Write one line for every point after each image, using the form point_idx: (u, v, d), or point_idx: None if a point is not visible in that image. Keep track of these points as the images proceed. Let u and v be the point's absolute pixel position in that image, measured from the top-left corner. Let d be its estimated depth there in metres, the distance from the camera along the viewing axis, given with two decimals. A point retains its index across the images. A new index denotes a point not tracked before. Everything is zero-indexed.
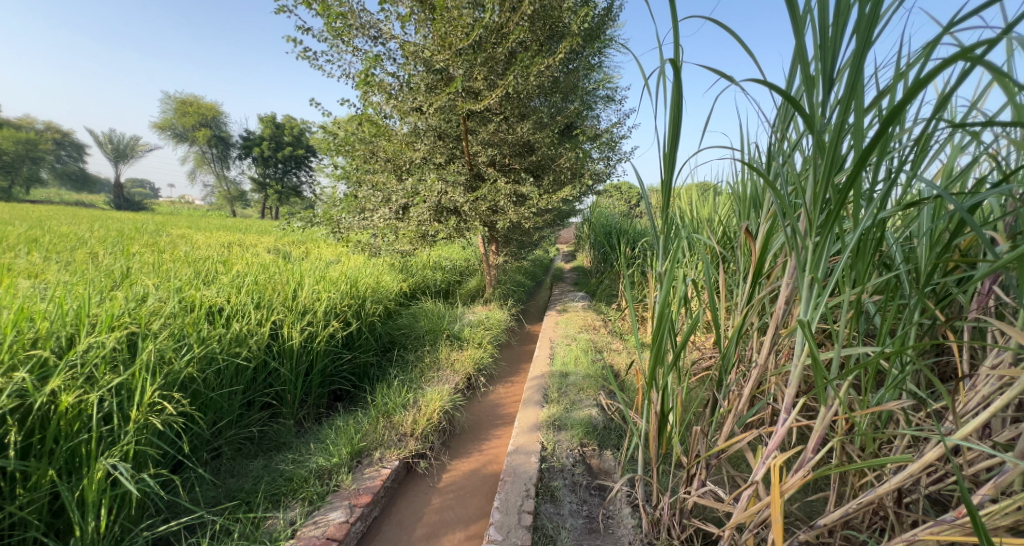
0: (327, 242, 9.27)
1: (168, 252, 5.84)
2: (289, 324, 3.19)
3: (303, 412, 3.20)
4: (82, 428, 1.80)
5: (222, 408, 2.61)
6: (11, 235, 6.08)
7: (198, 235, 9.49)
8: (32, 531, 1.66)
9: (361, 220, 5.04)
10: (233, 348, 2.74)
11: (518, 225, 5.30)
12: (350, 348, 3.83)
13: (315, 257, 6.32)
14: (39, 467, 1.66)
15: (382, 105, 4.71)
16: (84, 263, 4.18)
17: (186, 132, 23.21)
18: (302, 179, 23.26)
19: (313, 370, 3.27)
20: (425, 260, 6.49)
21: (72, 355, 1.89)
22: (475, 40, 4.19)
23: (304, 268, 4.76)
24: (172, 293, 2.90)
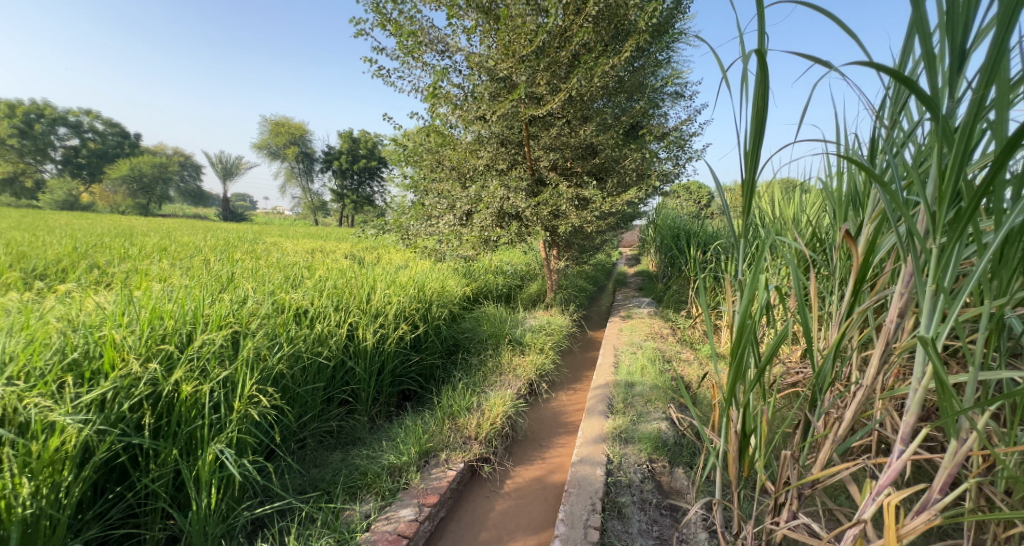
0: (396, 248, 9.69)
1: (261, 258, 6.39)
2: (363, 325, 3.32)
3: (376, 410, 3.32)
4: (198, 414, 1.97)
5: (304, 404, 2.76)
6: (144, 244, 7.04)
7: (290, 242, 10.41)
8: (160, 501, 1.83)
9: (427, 227, 5.24)
10: (315, 347, 2.90)
11: (580, 229, 5.20)
12: (416, 350, 3.93)
13: (386, 263, 6.63)
14: (164, 447, 1.83)
15: (449, 115, 4.84)
16: (195, 268, 4.66)
17: (273, 149, 25.31)
18: (372, 189, 24.44)
19: (384, 371, 3.38)
20: (488, 265, 6.59)
21: (191, 350, 2.08)
22: (538, 46, 4.19)
23: (376, 273, 4.99)
24: (266, 296, 3.14)
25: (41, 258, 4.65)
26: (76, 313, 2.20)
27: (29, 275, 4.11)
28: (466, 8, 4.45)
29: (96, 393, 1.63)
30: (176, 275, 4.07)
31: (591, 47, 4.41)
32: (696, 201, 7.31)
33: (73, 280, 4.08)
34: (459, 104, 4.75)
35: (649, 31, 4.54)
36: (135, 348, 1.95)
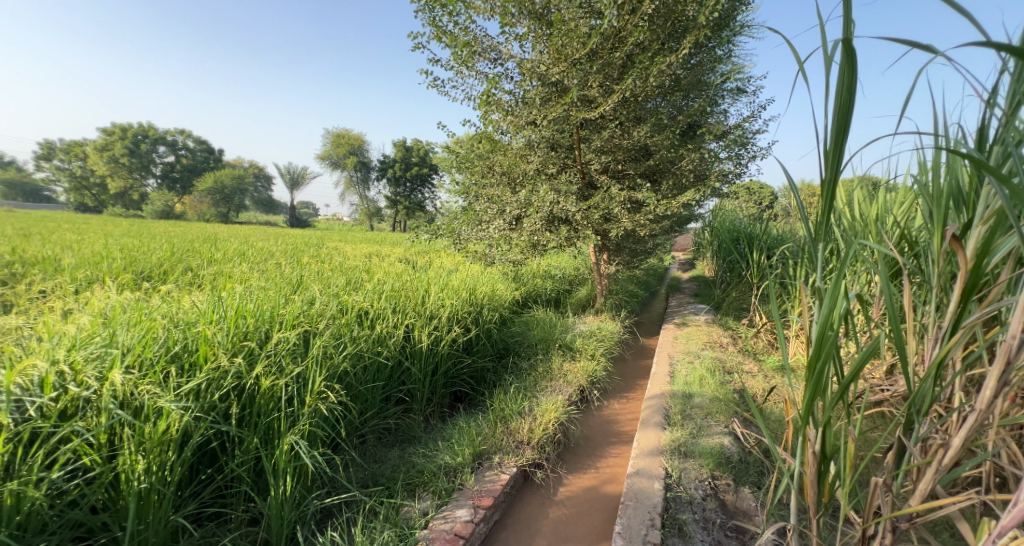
0: (449, 252, 9.91)
1: (326, 262, 6.77)
2: (419, 327, 3.39)
3: (430, 410, 3.37)
4: (274, 407, 2.13)
5: (365, 401, 2.83)
6: (224, 249, 7.66)
7: (350, 247, 10.94)
8: (243, 485, 2.02)
9: (478, 231, 5.31)
10: (376, 347, 3.00)
11: (632, 233, 5.07)
12: (469, 352, 3.96)
13: (439, 266, 6.79)
14: (247, 436, 2.01)
15: (501, 121, 4.88)
16: (269, 272, 5.02)
17: (333, 158, 26.55)
18: (423, 196, 25.08)
19: (438, 372, 3.43)
20: (536, 270, 6.58)
21: (269, 347, 2.28)
22: (591, 49, 4.16)
23: (429, 276, 5.13)
24: (331, 298, 3.29)
25: (144, 262, 5.20)
26: (176, 311, 2.43)
27: (131, 277, 4.59)
28: (518, 16, 4.46)
29: (195, 384, 1.85)
30: (253, 277, 4.39)
31: (645, 47, 4.28)
32: (758, 202, 6.92)
33: (166, 283, 4.51)
34: (511, 110, 4.78)
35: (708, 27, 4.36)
36: (225, 342, 2.17)
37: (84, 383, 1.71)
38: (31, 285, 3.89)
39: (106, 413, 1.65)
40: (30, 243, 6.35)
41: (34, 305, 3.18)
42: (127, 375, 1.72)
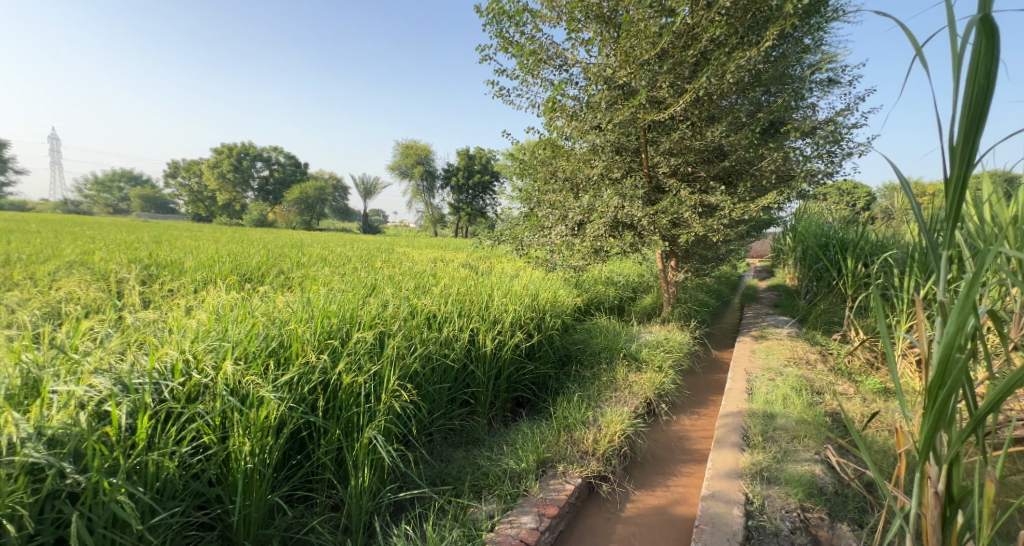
0: (511, 258, 10.00)
1: (396, 266, 7.09)
2: (483, 331, 3.42)
3: (493, 414, 3.36)
4: (354, 402, 2.34)
5: (433, 401, 2.89)
6: (308, 254, 8.31)
7: (419, 252, 11.42)
8: (326, 474, 2.21)
9: (540, 237, 5.29)
10: (443, 349, 3.08)
11: (704, 239, 4.80)
12: (531, 358, 3.93)
13: (502, 272, 6.87)
14: (332, 427, 2.22)
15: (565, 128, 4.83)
16: (347, 275, 5.36)
17: (401, 167, 27.70)
18: (485, 202, 25.51)
19: (501, 377, 3.42)
20: (599, 276, 6.47)
21: (349, 345, 2.54)
22: (662, 49, 4.01)
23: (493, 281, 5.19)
24: (403, 301, 3.40)
25: (246, 267, 5.85)
26: (272, 310, 2.75)
27: (229, 280, 5.10)
28: (585, 21, 4.43)
29: (291, 377, 2.11)
30: (332, 282, 4.70)
31: (721, 42, 4.04)
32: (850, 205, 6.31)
33: (257, 286, 4.95)
34: (576, 115, 4.72)
35: (795, 15, 4.04)
36: (314, 339, 2.47)
37: (204, 371, 2.00)
38: (153, 287, 4.46)
39: (220, 398, 1.92)
40: (159, 250, 7.38)
41: (153, 304, 3.63)
42: (237, 366, 1.99)
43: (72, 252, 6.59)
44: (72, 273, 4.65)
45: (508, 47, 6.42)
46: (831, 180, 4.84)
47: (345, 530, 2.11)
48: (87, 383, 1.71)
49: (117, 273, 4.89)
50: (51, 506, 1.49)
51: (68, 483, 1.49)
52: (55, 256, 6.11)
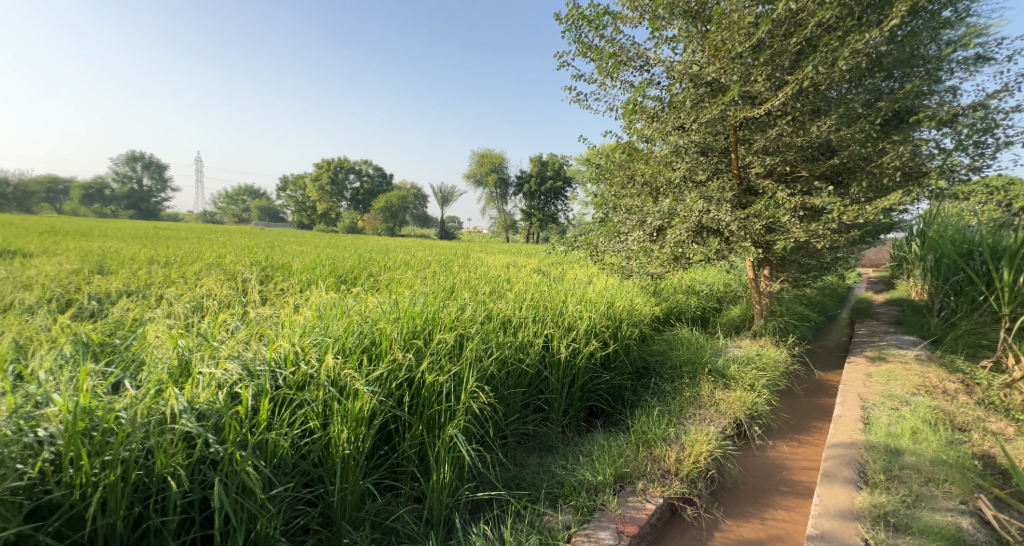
0: (586, 265, 9.82)
1: (472, 270, 7.24)
2: (558, 338, 3.42)
3: (566, 423, 3.29)
4: (436, 400, 2.54)
5: (508, 404, 2.99)
6: (393, 258, 8.84)
7: (493, 257, 11.65)
8: (410, 466, 2.45)
9: (616, 243, 5.12)
10: (518, 354, 3.17)
11: (806, 246, 4.35)
12: (607, 368, 3.80)
13: (577, 278, 6.77)
14: (416, 423, 2.46)
15: (647, 130, 4.60)
16: (429, 279, 5.59)
17: (477, 175, 28.38)
18: (558, 208, 25.38)
19: (575, 385, 3.37)
20: (679, 285, 6.18)
21: (432, 345, 2.75)
22: (758, 40, 3.71)
23: (559, 288, 5.06)
24: (480, 306, 3.53)
25: (341, 270, 6.41)
26: (365, 309, 3.09)
27: (323, 282, 5.50)
28: (670, 18, 4.21)
29: (381, 373, 2.40)
30: (415, 285, 4.89)
31: (830, 26, 3.62)
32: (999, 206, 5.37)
33: (348, 287, 5.30)
34: (657, 117, 4.50)
35: None
36: (401, 339, 2.73)
37: (310, 363, 2.37)
38: (264, 288, 4.97)
39: (323, 388, 2.25)
40: (271, 254, 8.37)
41: (264, 303, 4.04)
42: (335, 360, 2.33)
43: (202, 255, 7.57)
44: (208, 275, 5.45)
45: (587, 50, 6.29)
46: (981, 174, 4.17)
47: (427, 521, 2.30)
48: (221, 367, 2.14)
49: (245, 275, 5.68)
50: (200, 470, 1.88)
51: (210, 452, 1.88)
52: (189, 259, 7.05)
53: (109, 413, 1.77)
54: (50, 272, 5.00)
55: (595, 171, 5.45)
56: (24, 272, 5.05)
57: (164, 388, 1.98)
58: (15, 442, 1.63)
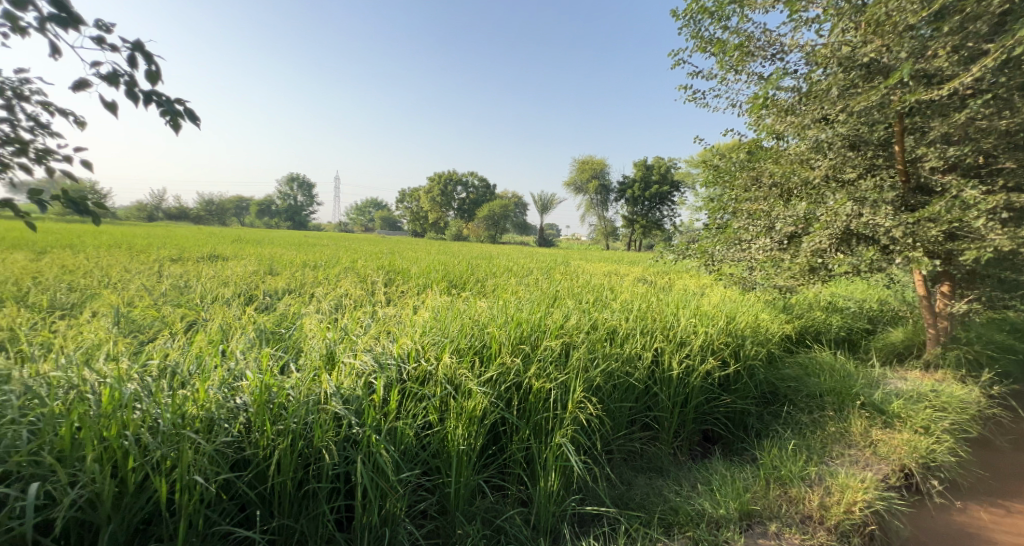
0: (697, 274, 9.17)
1: (575, 277, 7.17)
2: (667, 352, 3.45)
3: (679, 444, 3.26)
4: (542, 407, 2.81)
5: (615, 418, 3.09)
6: (503, 264, 9.10)
7: (599, 264, 11.36)
8: (517, 468, 2.69)
9: (736, 251, 4.76)
10: (626, 368, 3.27)
11: (1005, 257, 3.46)
12: (725, 389, 3.58)
13: (688, 288, 6.37)
14: (523, 427, 2.71)
15: (774, 126, 4.34)
16: (534, 285, 5.67)
17: (580, 182, 28.04)
18: (664, 213, 23.99)
19: (688, 404, 3.34)
20: (817, 300, 5.47)
21: (535, 353, 3.08)
22: (939, 7, 3.04)
23: (669, 298, 4.97)
24: (588, 318, 3.77)
25: (453, 274, 6.75)
26: (476, 314, 3.57)
27: (438, 285, 5.76)
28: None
29: (491, 376, 2.72)
30: (518, 292, 5.07)
31: None
32: None
33: (458, 290, 5.53)
34: (793, 110, 4.16)
35: None
36: (507, 345, 3.10)
37: (429, 360, 2.80)
38: (389, 288, 5.42)
39: (441, 385, 2.64)
40: (395, 258, 9.13)
41: (393, 303, 4.44)
42: (452, 361, 2.72)
43: (342, 259, 8.55)
44: (342, 276, 6.08)
45: (705, 46, 5.83)
46: None
47: (534, 525, 2.48)
48: (360, 359, 2.61)
49: (369, 276, 6.22)
50: (345, 449, 2.31)
51: (352, 432, 2.32)
52: (331, 263, 8.00)
53: (280, 392, 2.29)
54: (240, 272, 6.15)
55: (710, 175, 5.15)
56: (221, 271, 6.20)
57: (320, 374, 2.52)
58: (222, 406, 2.15)
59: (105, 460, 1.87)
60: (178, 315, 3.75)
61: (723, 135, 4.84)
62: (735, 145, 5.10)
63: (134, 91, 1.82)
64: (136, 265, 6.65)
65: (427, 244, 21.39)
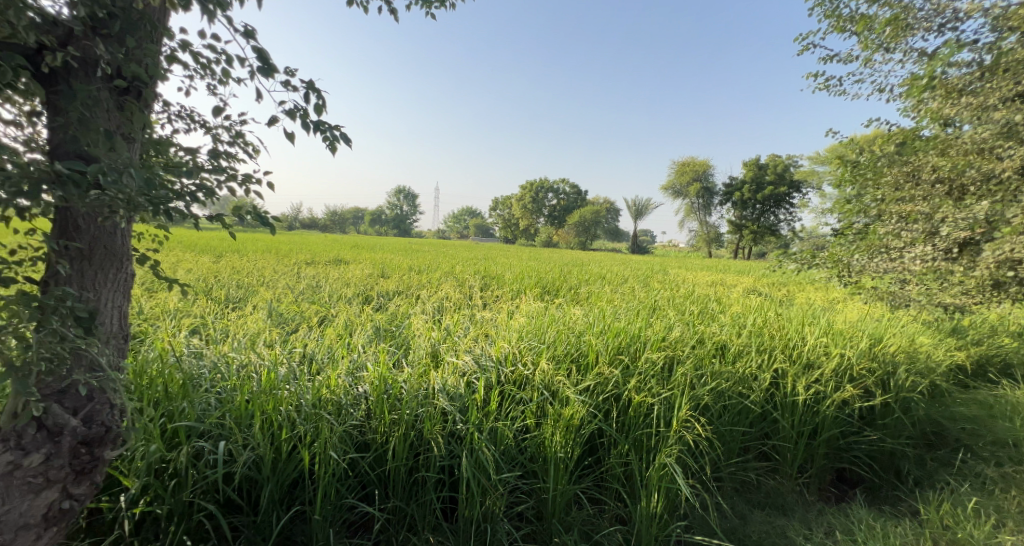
0: (831, 287, 7.98)
1: (674, 287, 6.63)
2: (793, 373, 2.93)
3: (806, 482, 2.70)
4: (644, 421, 2.46)
5: (726, 443, 2.62)
6: (605, 271, 8.77)
7: (711, 275, 10.43)
8: (615, 483, 2.35)
9: (881, 262, 3.99)
10: (740, 389, 2.80)
11: None
12: (868, 424, 2.96)
13: (814, 302, 5.53)
14: (620, 440, 2.39)
15: (940, 111, 3.67)
16: (630, 294, 5.31)
17: (683, 186, 26.47)
18: (781, 218, 21.66)
19: (820, 435, 2.78)
20: (1002, 324, 4.38)
21: (639, 365, 2.77)
22: None
23: (788, 313, 4.22)
24: (690, 329, 3.38)
25: (555, 280, 6.63)
26: (571, 321, 3.38)
27: (531, 291, 5.55)
28: None
29: (589, 384, 2.50)
30: (615, 301, 4.75)
31: None
32: None
33: (550, 297, 5.30)
34: (969, 90, 3.45)
35: None
36: (605, 353, 2.86)
37: (527, 365, 2.66)
38: (484, 293, 5.33)
39: (538, 391, 2.47)
40: (495, 265, 9.19)
41: (493, 307, 4.38)
42: (549, 367, 2.55)
43: (443, 265, 8.77)
44: (447, 281, 6.20)
45: (844, 25, 4.93)
46: None
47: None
48: (461, 359, 2.62)
49: (471, 281, 6.26)
50: (450, 443, 2.21)
51: (458, 428, 2.22)
52: (435, 267, 8.26)
53: (394, 384, 2.35)
54: (359, 274, 6.60)
55: (850, 172, 4.41)
56: (343, 273, 6.71)
57: (428, 368, 2.57)
58: (348, 393, 2.29)
59: (264, 431, 2.05)
60: (312, 311, 4.04)
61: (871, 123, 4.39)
62: (880, 136, 4.32)
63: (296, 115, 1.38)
64: (278, 265, 7.46)
65: (524, 249, 21.53)
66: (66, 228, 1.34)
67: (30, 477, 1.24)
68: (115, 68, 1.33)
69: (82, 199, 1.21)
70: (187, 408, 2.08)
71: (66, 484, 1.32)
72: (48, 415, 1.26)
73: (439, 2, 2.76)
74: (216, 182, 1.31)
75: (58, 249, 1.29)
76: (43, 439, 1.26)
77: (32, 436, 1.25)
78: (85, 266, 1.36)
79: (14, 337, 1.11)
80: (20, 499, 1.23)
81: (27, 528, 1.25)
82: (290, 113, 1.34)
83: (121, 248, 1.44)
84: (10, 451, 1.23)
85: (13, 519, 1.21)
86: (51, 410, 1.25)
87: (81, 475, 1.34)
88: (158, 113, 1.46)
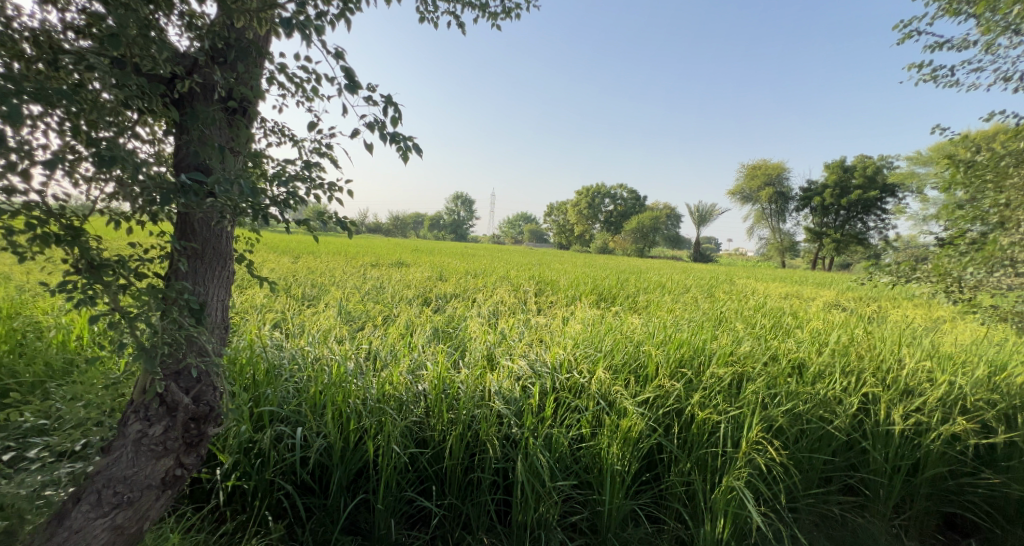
0: (937, 305, 6.97)
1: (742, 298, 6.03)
2: (889, 399, 2.39)
3: (904, 524, 2.21)
4: (709, 441, 2.10)
5: (804, 472, 2.21)
6: (674, 280, 8.27)
7: (792, 287, 9.55)
8: (675, 502, 2.02)
9: (1001, 279, 3.42)
10: (823, 413, 2.34)
11: None
12: (985, 464, 2.36)
13: (911, 319, 4.80)
14: (682, 457, 2.05)
15: None
16: (693, 304, 4.86)
17: (754, 191, 24.86)
18: (867, 226, 19.72)
19: (923, 472, 2.26)
20: None
21: (705, 379, 2.38)
22: None
23: (880, 332, 3.52)
24: (761, 342, 2.94)
25: (619, 287, 6.28)
26: (631, 329, 3.05)
27: (586, 298, 5.21)
28: None
29: (649, 395, 2.17)
30: (675, 310, 4.34)
31: None
32: None
33: (606, 305, 4.93)
34: None
35: None
36: (667, 361, 2.52)
37: (583, 374, 2.37)
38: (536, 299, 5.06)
39: (593, 400, 2.18)
40: (555, 271, 8.90)
41: (548, 313, 4.11)
42: (607, 375, 2.25)
43: (499, 269, 8.58)
44: (504, 285, 6.00)
45: (960, 7, 4.11)
46: None
47: None
48: (516, 363, 2.40)
49: (524, 285, 6.03)
50: (505, 446, 1.97)
51: (513, 431, 1.99)
52: (491, 272, 8.08)
53: (452, 384, 2.17)
54: (421, 276, 6.58)
55: (963, 173, 3.71)
56: (404, 275, 6.71)
57: (484, 371, 2.36)
58: (409, 390, 2.11)
59: (334, 421, 1.94)
60: (377, 310, 3.94)
61: (986, 121, 3.36)
62: (1005, 131, 3.61)
63: (371, 126, 1.19)
64: (346, 267, 7.64)
65: (581, 255, 21.09)
66: (183, 229, 1.34)
67: (152, 445, 1.29)
68: (228, 91, 1.28)
69: (199, 207, 1.17)
70: (271, 392, 2.03)
71: (179, 454, 1.35)
72: (167, 391, 1.28)
73: (504, 13, 2.58)
74: (301, 190, 1.17)
75: (176, 249, 1.28)
76: (163, 412, 1.30)
77: (155, 409, 1.29)
78: (198, 265, 1.36)
79: (143, 322, 1.12)
80: (145, 462, 1.29)
81: (149, 488, 1.30)
82: (367, 127, 1.19)
83: (227, 249, 1.42)
84: (140, 419, 1.29)
85: (138, 479, 1.27)
86: (169, 388, 1.27)
87: (191, 447, 1.36)
88: (259, 132, 1.38)
